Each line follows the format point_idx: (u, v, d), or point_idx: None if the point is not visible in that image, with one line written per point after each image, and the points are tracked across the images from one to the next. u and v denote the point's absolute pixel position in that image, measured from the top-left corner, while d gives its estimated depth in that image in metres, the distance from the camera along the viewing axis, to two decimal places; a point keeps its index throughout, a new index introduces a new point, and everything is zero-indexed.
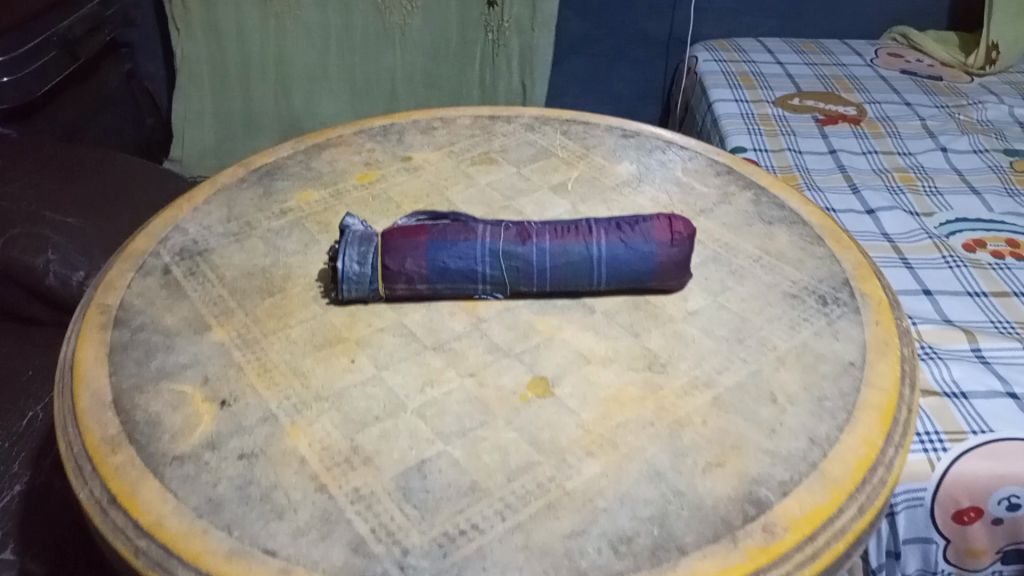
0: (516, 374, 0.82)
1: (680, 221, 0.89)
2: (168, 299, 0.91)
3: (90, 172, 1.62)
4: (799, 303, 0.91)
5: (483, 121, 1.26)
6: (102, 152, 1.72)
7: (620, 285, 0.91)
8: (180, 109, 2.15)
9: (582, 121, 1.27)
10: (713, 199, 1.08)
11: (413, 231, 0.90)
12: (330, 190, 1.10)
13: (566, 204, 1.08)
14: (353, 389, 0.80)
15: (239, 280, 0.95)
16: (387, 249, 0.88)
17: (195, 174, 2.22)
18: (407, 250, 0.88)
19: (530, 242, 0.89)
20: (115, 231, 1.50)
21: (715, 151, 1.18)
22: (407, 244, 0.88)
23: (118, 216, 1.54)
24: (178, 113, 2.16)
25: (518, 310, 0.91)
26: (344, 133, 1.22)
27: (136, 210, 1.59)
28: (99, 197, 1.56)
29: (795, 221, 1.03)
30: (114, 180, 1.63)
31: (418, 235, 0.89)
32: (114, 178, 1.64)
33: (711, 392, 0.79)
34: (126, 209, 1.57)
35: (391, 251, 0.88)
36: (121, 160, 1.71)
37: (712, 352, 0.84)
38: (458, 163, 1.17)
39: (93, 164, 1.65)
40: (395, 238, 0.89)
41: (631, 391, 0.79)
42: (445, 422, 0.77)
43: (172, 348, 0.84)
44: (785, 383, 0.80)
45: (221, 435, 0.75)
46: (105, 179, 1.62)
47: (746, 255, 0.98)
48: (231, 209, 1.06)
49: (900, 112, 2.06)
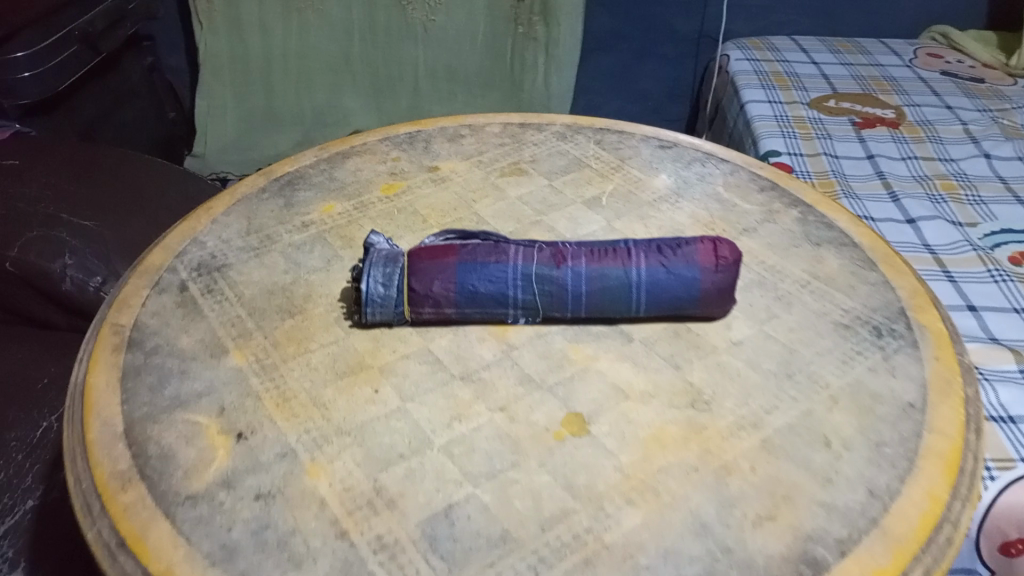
0: (549, 409, 0.77)
1: (726, 245, 0.84)
2: (184, 320, 0.87)
3: (106, 173, 1.59)
4: (852, 335, 0.85)
5: (514, 128, 1.21)
6: (118, 151, 1.69)
7: (660, 312, 0.86)
8: (202, 104, 2.10)
9: (617, 129, 1.21)
10: (756, 217, 1.02)
11: (441, 252, 0.85)
12: (353, 202, 1.05)
13: (600, 220, 1.02)
14: (377, 423, 0.76)
15: (259, 299, 0.90)
16: (414, 271, 0.84)
17: (216, 169, 2.14)
18: (434, 272, 0.83)
19: (565, 265, 0.84)
20: (134, 234, 1.47)
21: (757, 164, 1.12)
22: (435, 266, 0.83)
23: (136, 219, 1.50)
24: (200, 108, 2.11)
25: (551, 337, 0.86)
26: (368, 140, 1.18)
27: (156, 212, 1.55)
28: (117, 199, 1.53)
29: (844, 242, 0.97)
30: (130, 181, 1.59)
31: (446, 257, 0.84)
32: (129, 179, 1.60)
33: (759, 434, 0.74)
34: (144, 211, 1.53)
35: (418, 273, 0.84)
36: (137, 159, 1.68)
37: (759, 389, 0.79)
38: (486, 173, 1.12)
39: (108, 164, 1.62)
40: (423, 259, 0.84)
41: (673, 431, 0.75)
42: (475, 462, 0.72)
43: (188, 373, 0.80)
44: (839, 427, 0.75)
45: (236, 472, 0.70)
46: (121, 181, 1.59)
47: (793, 280, 0.92)
48: (251, 221, 1.01)
49: (941, 116, 1.97)
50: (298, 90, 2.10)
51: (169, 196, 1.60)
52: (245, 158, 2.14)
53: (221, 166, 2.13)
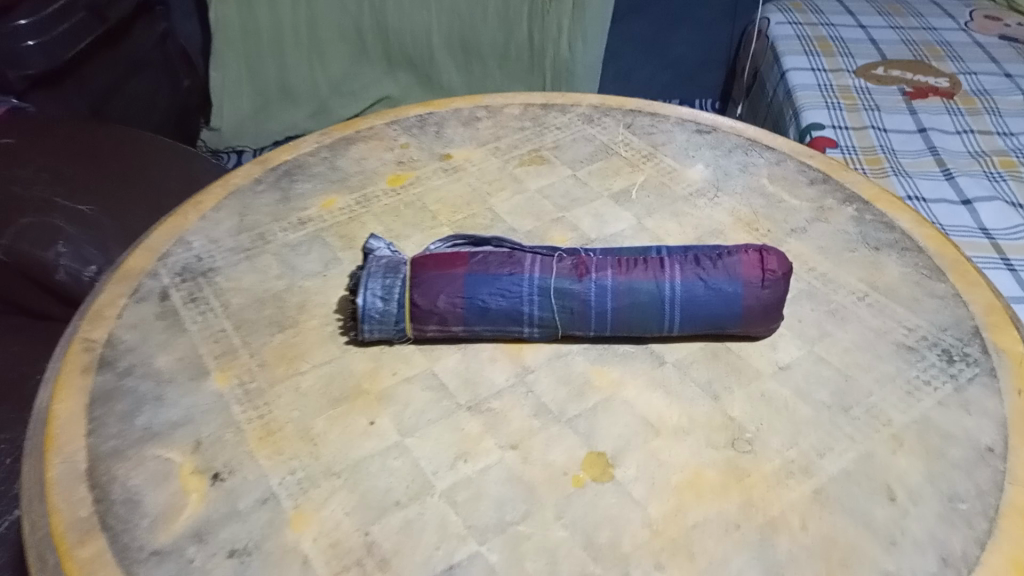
0: (567, 447, 0.68)
1: (774, 256, 0.73)
2: (163, 334, 0.78)
3: (97, 150, 1.50)
4: (917, 360, 0.74)
5: (535, 110, 1.10)
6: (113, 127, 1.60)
7: (697, 331, 0.75)
8: (214, 76, 1.97)
9: (649, 112, 1.09)
10: (806, 215, 0.91)
11: (448, 260, 0.75)
12: (356, 196, 0.96)
13: (629, 217, 0.91)
14: (372, 462, 0.67)
15: (247, 309, 0.81)
16: (417, 282, 0.74)
17: (234, 144, 2.07)
18: (439, 284, 0.74)
19: (588, 278, 0.74)
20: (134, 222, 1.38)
21: (806, 153, 1.00)
22: (441, 277, 0.74)
23: (137, 205, 1.41)
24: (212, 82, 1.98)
25: (571, 357, 0.76)
26: (375, 124, 1.07)
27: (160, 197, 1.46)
28: (114, 181, 1.44)
29: (907, 247, 0.86)
30: (123, 159, 1.50)
31: (453, 266, 0.74)
32: (121, 156, 1.51)
33: (811, 483, 0.64)
34: (147, 197, 1.44)
35: (421, 285, 0.74)
36: (132, 135, 1.58)
37: (810, 425, 0.69)
38: (504, 162, 1.01)
39: (99, 141, 1.52)
40: (427, 268, 0.74)
41: (710, 476, 0.65)
42: (483, 511, 0.63)
43: (163, 400, 0.72)
44: (905, 476, 0.64)
45: (210, 522, 0.62)
46: (114, 159, 1.50)
47: (849, 291, 0.81)
48: (243, 218, 0.92)
49: (1000, 85, 1.81)
50: (310, 64, 1.99)
51: (164, 173, 1.51)
52: (262, 133, 2.06)
53: (238, 140, 2.06)
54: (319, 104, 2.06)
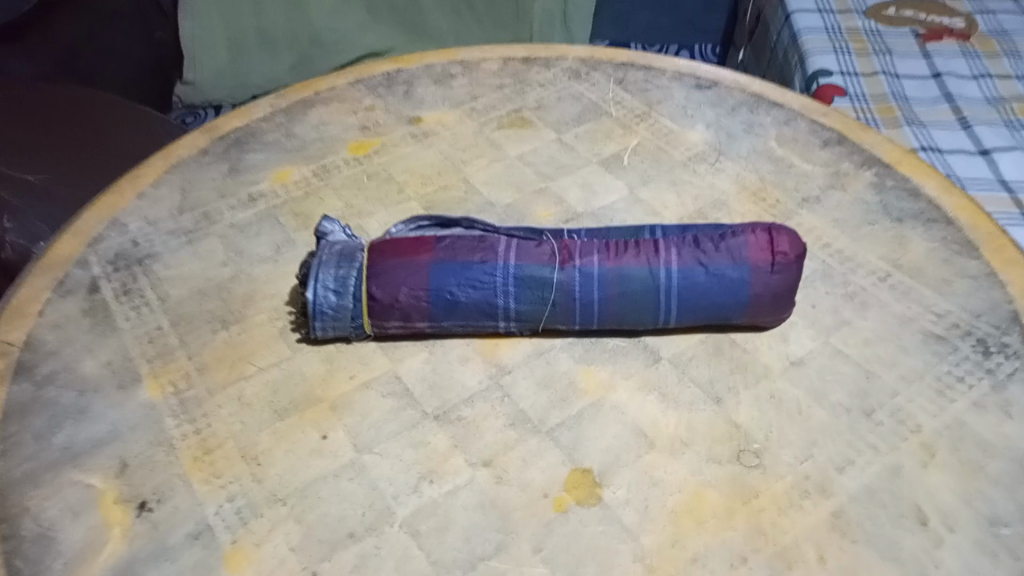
0: (549, 464, 0.59)
1: (785, 237, 0.63)
2: (90, 334, 0.69)
3: (37, 107, 1.20)
4: (949, 352, 0.65)
5: (516, 65, 0.98)
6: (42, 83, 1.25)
7: (697, 322, 0.66)
8: (186, 26, 1.54)
9: (644, 65, 0.97)
10: (819, 182, 0.81)
11: (410, 247, 0.65)
12: (315, 167, 0.85)
13: (621, 187, 0.82)
14: (323, 485, 0.58)
15: (187, 303, 0.72)
16: (374, 272, 0.64)
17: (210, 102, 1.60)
18: (399, 275, 0.64)
19: (571, 264, 0.64)
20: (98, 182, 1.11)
21: (819, 110, 0.89)
22: (401, 267, 0.64)
23: (99, 161, 1.15)
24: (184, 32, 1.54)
25: (554, 355, 0.66)
26: (338, 82, 0.96)
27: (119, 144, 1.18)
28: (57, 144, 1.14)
29: (934, 218, 0.76)
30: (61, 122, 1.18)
31: (416, 254, 0.65)
32: (65, 113, 1.20)
33: (828, 504, 0.55)
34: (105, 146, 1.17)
35: (379, 276, 0.64)
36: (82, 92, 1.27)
37: (827, 433, 0.60)
38: (482, 126, 0.90)
39: (33, 97, 1.21)
40: (386, 257, 0.65)
41: (712, 498, 0.56)
42: (451, 545, 0.55)
43: (86, 413, 0.63)
44: (937, 493, 0.56)
45: (133, 562, 0.54)
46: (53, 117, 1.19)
47: (868, 271, 0.72)
48: (186, 195, 0.82)
49: (1019, 26, 1.67)
50: (296, 22, 1.59)
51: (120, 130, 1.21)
52: (242, 92, 1.59)
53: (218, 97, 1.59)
54: (303, 53, 1.62)
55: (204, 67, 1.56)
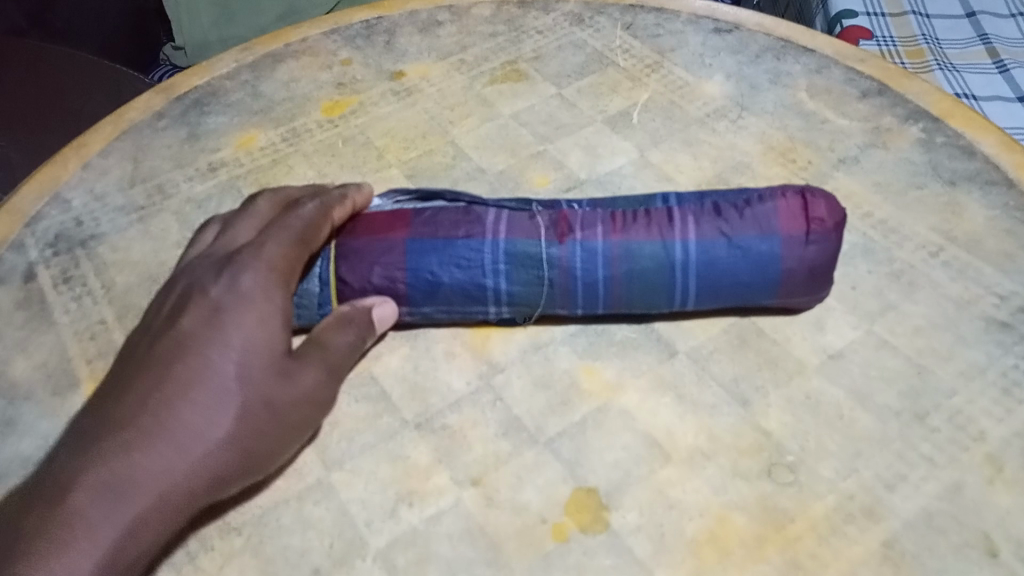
0: (546, 484, 0.50)
1: (821, 201, 0.54)
2: (23, 332, 0.60)
3: None
4: (1014, 342, 0.56)
5: (510, 9, 0.87)
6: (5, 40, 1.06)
7: (721, 304, 0.56)
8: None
9: (655, 7, 0.86)
10: (858, 139, 0.70)
11: (384, 223, 0.56)
12: (283, 130, 0.75)
13: (630, 149, 0.72)
14: (285, 511, 0.50)
15: (135, 291, 0.63)
16: (344, 253, 0.56)
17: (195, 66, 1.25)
18: (372, 256, 0.55)
19: (571, 239, 0.55)
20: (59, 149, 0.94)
21: (855, 55, 0.77)
22: (373, 246, 0.55)
23: (60, 128, 0.96)
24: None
25: (553, 348, 0.57)
26: (310, 34, 0.85)
27: (79, 99, 0.98)
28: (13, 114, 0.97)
29: (992, 180, 0.66)
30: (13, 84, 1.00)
31: (391, 232, 0.56)
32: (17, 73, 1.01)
33: (878, 530, 0.47)
34: (60, 103, 0.98)
35: (348, 256, 0.55)
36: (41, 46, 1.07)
37: (874, 443, 0.51)
38: (471, 81, 0.80)
39: None
40: (357, 236, 0.56)
41: (740, 525, 0.48)
42: (273, 202, 0.57)
43: (14, 426, 0.55)
44: (1006, 518, 0.48)
45: None
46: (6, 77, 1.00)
47: (918, 244, 0.62)
48: (138, 165, 0.72)
49: None
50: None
51: (76, 83, 1.00)
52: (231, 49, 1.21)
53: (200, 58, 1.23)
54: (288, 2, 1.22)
55: (188, 27, 1.21)
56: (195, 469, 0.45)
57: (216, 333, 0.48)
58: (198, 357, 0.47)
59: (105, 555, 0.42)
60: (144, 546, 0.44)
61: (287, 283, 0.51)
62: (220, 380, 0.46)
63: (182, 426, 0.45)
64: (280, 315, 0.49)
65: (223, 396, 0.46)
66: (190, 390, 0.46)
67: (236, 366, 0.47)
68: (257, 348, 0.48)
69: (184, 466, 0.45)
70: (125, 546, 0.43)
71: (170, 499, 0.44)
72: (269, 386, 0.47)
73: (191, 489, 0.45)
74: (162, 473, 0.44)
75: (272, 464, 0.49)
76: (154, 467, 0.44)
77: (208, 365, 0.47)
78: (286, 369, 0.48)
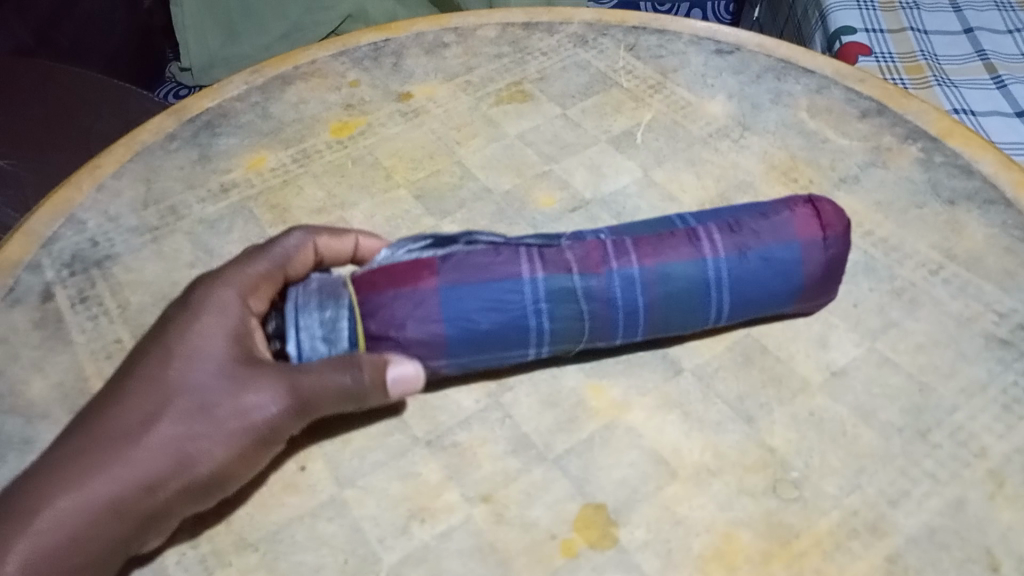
0: (555, 500, 0.51)
1: (828, 206, 0.57)
2: (40, 350, 0.61)
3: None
4: (1014, 359, 0.57)
5: (515, 31, 0.88)
6: (14, 58, 1.07)
7: (745, 317, 0.58)
8: (175, 13, 1.24)
9: (657, 28, 0.87)
10: (859, 158, 0.72)
11: (410, 273, 0.53)
12: (293, 152, 0.77)
13: (634, 168, 0.73)
14: (300, 528, 0.51)
15: (150, 309, 0.64)
16: (373, 309, 0.53)
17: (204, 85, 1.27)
18: (405, 308, 0.52)
19: (606, 268, 0.54)
20: (69, 167, 0.94)
21: (855, 75, 0.79)
22: (404, 298, 0.53)
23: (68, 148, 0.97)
24: (175, 19, 1.25)
25: (561, 367, 0.58)
26: (319, 55, 0.86)
27: (89, 118, 1.00)
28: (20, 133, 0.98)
29: (990, 198, 0.67)
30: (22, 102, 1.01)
31: (420, 280, 0.53)
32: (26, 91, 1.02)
33: (882, 546, 0.48)
34: (68, 121, 0.99)
35: (380, 311, 0.53)
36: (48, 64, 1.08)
37: (877, 460, 0.52)
38: (477, 101, 0.81)
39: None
40: (383, 289, 0.53)
41: (747, 541, 0.49)
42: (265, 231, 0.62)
43: (33, 444, 0.56)
44: (1008, 534, 0.49)
45: None
46: (15, 94, 1.01)
47: (918, 262, 0.63)
48: (151, 186, 0.74)
49: None
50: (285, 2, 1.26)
51: (86, 103, 1.01)
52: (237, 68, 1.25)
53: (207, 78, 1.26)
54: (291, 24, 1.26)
55: (194, 51, 1.24)
56: (131, 466, 0.46)
57: (167, 343, 0.50)
58: (146, 366, 0.49)
59: (39, 541, 0.44)
60: (78, 540, 0.45)
61: (246, 300, 0.52)
62: (161, 383, 0.48)
63: (123, 428, 0.47)
64: (231, 323, 0.51)
65: (161, 398, 0.48)
66: (134, 394, 0.48)
67: (177, 372, 0.49)
68: (198, 355, 0.49)
69: (116, 464, 0.46)
70: (56, 537, 0.45)
71: (105, 493, 0.46)
72: (207, 388, 0.48)
73: (125, 488, 0.46)
74: (99, 470, 0.46)
75: (226, 472, 0.48)
76: (95, 464, 0.46)
77: (154, 371, 0.49)
78: (227, 374, 0.49)
